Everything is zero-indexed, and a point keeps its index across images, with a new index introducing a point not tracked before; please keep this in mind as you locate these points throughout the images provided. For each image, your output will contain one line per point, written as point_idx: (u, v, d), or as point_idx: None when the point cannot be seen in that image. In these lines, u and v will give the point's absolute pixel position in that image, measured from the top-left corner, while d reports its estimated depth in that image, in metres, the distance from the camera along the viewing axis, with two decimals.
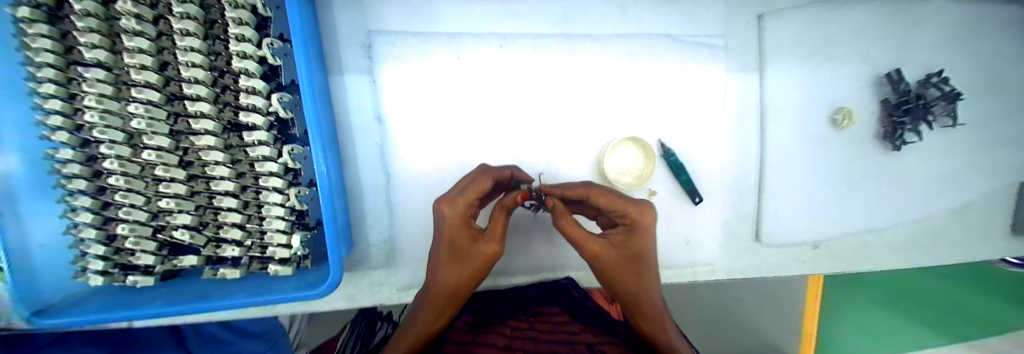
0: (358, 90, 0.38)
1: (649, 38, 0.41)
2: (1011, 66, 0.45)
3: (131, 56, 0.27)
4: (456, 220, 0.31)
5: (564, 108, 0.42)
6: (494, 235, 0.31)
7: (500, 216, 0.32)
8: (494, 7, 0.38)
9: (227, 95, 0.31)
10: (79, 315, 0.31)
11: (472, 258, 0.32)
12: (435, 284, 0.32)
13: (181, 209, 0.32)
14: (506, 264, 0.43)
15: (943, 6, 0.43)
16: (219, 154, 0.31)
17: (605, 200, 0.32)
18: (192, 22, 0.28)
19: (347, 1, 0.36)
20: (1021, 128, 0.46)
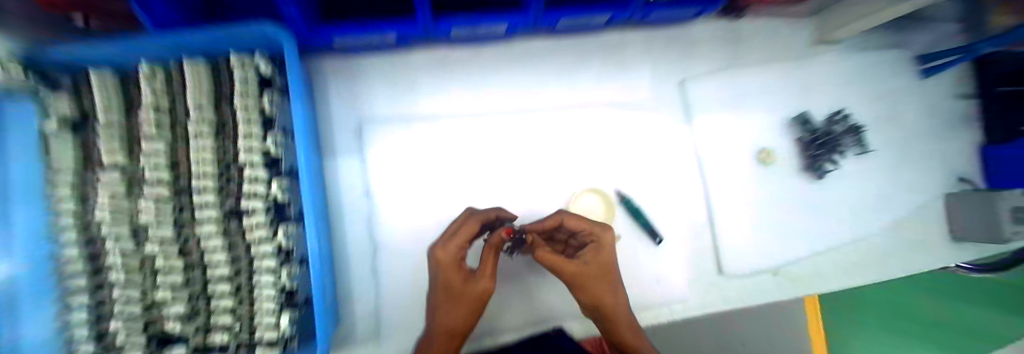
0: (349, 171, 0.45)
1: (593, 109, 0.49)
2: (890, 100, 0.56)
3: (151, 175, 0.35)
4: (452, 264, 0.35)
5: (529, 168, 0.48)
6: (484, 273, 0.35)
7: (489, 253, 0.36)
8: (460, 94, 0.48)
9: (231, 200, 0.38)
10: None
11: (464, 296, 0.35)
12: (435, 324, 0.36)
13: (177, 302, 0.35)
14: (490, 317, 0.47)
15: (828, 58, 0.54)
16: (222, 254, 0.36)
17: (574, 223, 0.38)
18: (208, 149, 0.36)
19: (341, 103, 0.46)
20: (915, 149, 0.56)
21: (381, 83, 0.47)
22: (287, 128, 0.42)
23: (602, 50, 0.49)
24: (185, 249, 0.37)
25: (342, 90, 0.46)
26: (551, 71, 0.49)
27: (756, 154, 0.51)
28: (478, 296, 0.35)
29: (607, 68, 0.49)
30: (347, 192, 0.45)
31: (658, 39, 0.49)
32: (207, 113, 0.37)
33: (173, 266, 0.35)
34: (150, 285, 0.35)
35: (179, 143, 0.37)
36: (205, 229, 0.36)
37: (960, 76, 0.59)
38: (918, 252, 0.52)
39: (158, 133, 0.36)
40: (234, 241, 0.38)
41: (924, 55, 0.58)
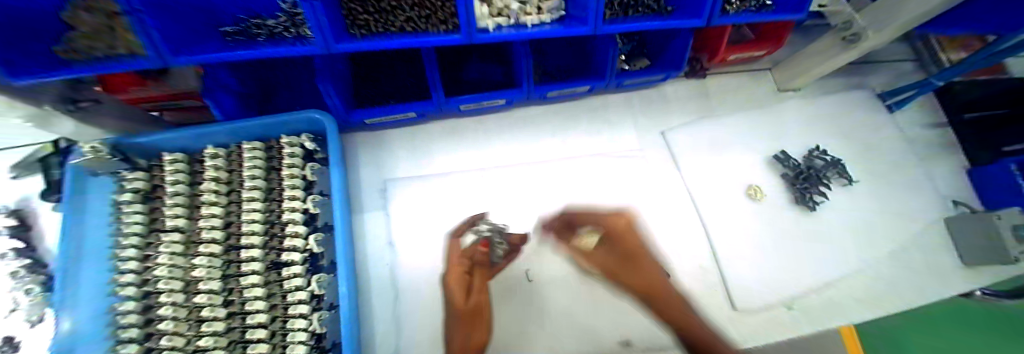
0: (374, 223, 0.51)
1: (589, 159, 0.56)
2: (862, 133, 0.61)
3: (207, 232, 0.44)
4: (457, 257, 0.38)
5: (537, 211, 0.52)
6: (478, 289, 0.37)
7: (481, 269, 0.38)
8: (471, 151, 0.56)
9: (273, 252, 0.45)
10: None
11: (471, 313, 0.36)
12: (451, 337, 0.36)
13: (217, 345, 0.41)
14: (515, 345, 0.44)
15: (787, 106, 0.63)
16: (261, 302, 0.42)
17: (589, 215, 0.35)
18: (256, 211, 0.45)
19: (369, 166, 0.54)
20: (903, 175, 0.58)
21: (403, 150, 0.55)
22: (324, 191, 0.49)
23: (589, 112, 0.58)
24: (229, 299, 0.44)
25: (368, 157, 0.54)
26: (547, 130, 0.57)
27: (744, 190, 0.55)
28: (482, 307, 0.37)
29: (596, 125, 0.58)
30: (371, 244, 0.49)
31: (635, 99, 0.60)
32: (257, 179, 0.46)
33: (216, 315, 0.42)
34: (193, 333, 0.43)
35: (233, 210, 0.47)
36: (249, 279, 0.42)
37: (927, 109, 0.65)
38: (930, 278, 0.51)
39: (216, 205, 0.46)
40: (273, 290, 0.44)
41: (883, 93, 0.64)
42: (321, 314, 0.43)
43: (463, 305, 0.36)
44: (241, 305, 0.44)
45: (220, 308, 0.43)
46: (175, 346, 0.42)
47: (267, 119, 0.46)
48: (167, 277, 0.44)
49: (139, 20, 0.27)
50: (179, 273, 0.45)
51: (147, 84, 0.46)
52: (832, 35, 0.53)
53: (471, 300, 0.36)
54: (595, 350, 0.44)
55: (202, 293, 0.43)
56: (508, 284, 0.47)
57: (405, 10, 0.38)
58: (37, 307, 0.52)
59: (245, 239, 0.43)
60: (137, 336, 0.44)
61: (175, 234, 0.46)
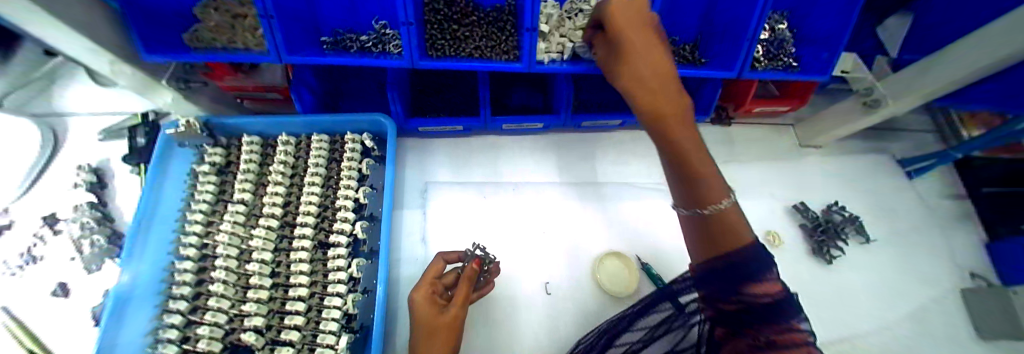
0: (412, 220, 0.55)
1: (615, 187, 0.60)
2: (882, 195, 0.64)
3: (269, 207, 0.50)
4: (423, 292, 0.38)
5: (562, 229, 0.56)
6: (456, 301, 0.38)
7: (462, 285, 0.39)
8: (508, 168, 0.61)
9: (322, 233, 0.50)
10: None
11: (439, 329, 0.35)
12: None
13: (258, 312, 0.44)
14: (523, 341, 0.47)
15: (808, 161, 0.66)
16: (304, 277, 0.46)
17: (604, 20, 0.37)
18: (314, 195, 0.51)
19: (414, 170, 0.59)
20: (924, 241, 0.59)
21: (446, 158, 0.61)
22: (374, 185, 0.55)
23: (618, 145, 0.63)
24: (276, 270, 0.48)
25: (413, 161, 0.60)
26: (577, 156, 0.62)
27: (762, 235, 0.57)
28: (451, 324, 0.36)
29: (623, 156, 0.63)
30: (407, 240, 0.54)
31: None
32: (320, 166, 0.53)
33: (263, 284, 0.46)
34: (238, 298, 0.47)
35: (293, 191, 0.53)
36: (299, 254, 0.47)
37: (945, 181, 0.67)
38: (950, 346, 0.50)
39: (280, 184, 0.52)
40: (316, 268, 0.48)
41: (903, 160, 0.67)
42: (355, 295, 0.46)
43: (434, 319, 0.36)
44: (285, 277, 0.48)
45: (267, 278, 0.47)
46: (219, 309, 0.45)
47: (337, 117, 0.53)
48: (226, 243, 0.49)
49: (269, 23, 0.35)
50: (236, 241, 0.50)
51: (238, 75, 0.53)
52: (855, 99, 0.57)
53: (447, 313, 0.36)
54: (591, 324, 0.48)
55: (254, 262, 0.47)
56: (527, 295, 0.50)
57: (475, 40, 0.43)
58: (97, 257, 0.52)
59: (302, 217, 0.49)
60: (188, 294, 0.47)
61: (241, 206, 0.51)
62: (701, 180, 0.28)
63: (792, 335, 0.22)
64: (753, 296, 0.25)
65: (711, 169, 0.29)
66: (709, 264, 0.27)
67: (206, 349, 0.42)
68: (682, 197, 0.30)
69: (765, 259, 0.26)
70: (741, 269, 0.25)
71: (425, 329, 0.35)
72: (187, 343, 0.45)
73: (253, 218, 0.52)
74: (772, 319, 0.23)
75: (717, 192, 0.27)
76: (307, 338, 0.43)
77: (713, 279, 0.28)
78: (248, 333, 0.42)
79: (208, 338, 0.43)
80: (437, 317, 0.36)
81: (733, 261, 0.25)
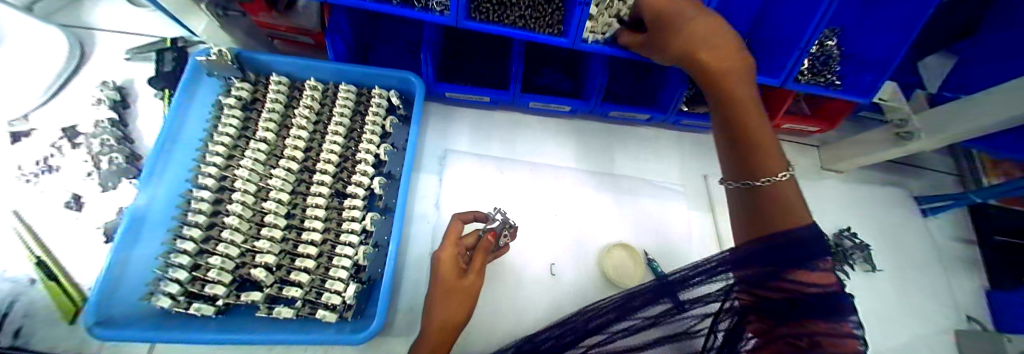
0: (427, 184, 0.56)
1: (631, 182, 0.60)
2: (892, 229, 0.64)
3: (291, 150, 0.50)
4: (445, 256, 0.40)
5: (573, 213, 0.56)
6: (475, 268, 0.40)
7: (480, 253, 0.41)
8: (527, 147, 0.61)
9: (340, 184, 0.50)
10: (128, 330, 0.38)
11: (460, 292, 0.38)
12: (429, 321, 0.36)
13: (270, 251, 0.45)
14: (521, 315, 0.48)
15: (826, 185, 0.66)
16: (319, 223, 0.46)
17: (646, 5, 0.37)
18: (336, 145, 0.51)
19: (436, 134, 0.59)
20: (927, 279, 0.60)
21: (468, 127, 0.61)
22: (395, 144, 0.56)
23: (639, 140, 0.63)
24: (291, 212, 0.49)
25: (435, 126, 0.60)
26: (598, 146, 0.62)
27: None
28: (471, 289, 0.39)
29: (643, 152, 0.62)
30: (421, 203, 0.54)
31: (687, 142, 0.64)
32: (344, 117, 0.52)
33: (277, 223, 0.47)
34: (252, 234, 0.48)
35: (315, 138, 0.53)
36: (316, 199, 0.47)
37: (956, 224, 0.67)
38: None
39: (304, 129, 0.52)
40: (331, 215, 0.49)
41: (920, 197, 0.67)
42: (366, 248, 0.47)
43: (456, 282, 0.38)
44: (300, 221, 0.48)
45: (282, 218, 0.47)
46: (232, 243, 0.46)
47: (369, 69, 0.53)
48: (245, 178, 0.49)
49: None
50: (254, 178, 0.50)
51: (272, 14, 0.52)
52: (887, 129, 0.56)
53: (466, 279, 0.39)
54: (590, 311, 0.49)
55: (272, 200, 0.48)
56: (533, 274, 0.51)
57: (519, 9, 0.43)
58: (115, 175, 0.53)
59: (322, 164, 0.49)
60: (203, 223, 0.48)
61: (263, 145, 0.51)
62: (760, 156, 0.34)
63: (839, 330, 0.23)
64: (802, 284, 0.26)
65: (767, 141, 0.35)
66: (755, 245, 0.30)
67: (216, 279, 0.43)
68: (739, 173, 0.36)
69: (817, 247, 0.28)
70: (793, 253, 0.27)
71: (449, 290, 0.37)
72: (197, 270, 0.45)
73: (273, 158, 0.52)
74: (820, 315, 0.24)
75: (775, 167, 0.33)
76: (316, 282, 0.44)
77: (758, 263, 0.29)
78: (259, 269, 0.43)
79: (219, 268, 0.44)
80: (459, 282, 0.38)
81: (787, 242, 0.28)
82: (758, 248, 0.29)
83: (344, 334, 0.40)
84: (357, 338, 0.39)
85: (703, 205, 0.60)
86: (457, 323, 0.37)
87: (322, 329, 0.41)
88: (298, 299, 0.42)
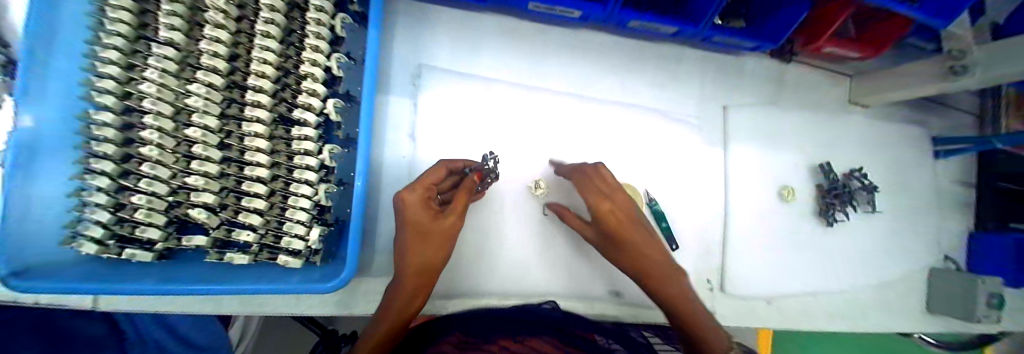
0: (398, 108, 0.46)
1: (643, 112, 0.52)
2: (903, 172, 0.61)
3: (208, 58, 0.36)
4: (414, 198, 0.33)
5: (567, 147, 0.50)
6: (456, 209, 0.35)
7: (462, 193, 0.36)
8: (524, 66, 0.50)
9: (282, 106, 0.40)
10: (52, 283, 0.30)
11: (435, 234, 0.34)
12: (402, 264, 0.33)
13: (207, 189, 0.36)
14: (509, 254, 0.48)
15: (850, 122, 0.60)
16: (264, 157, 0.36)
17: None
18: (270, 53, 0.37)
19: (406, 43, 0.47)
20: (918, 222, 0.60)
21: (448, 37, 0.48)
22: (352, 55, 0.44)
23: (659, 60, 0.53)
24: (225, 142, 0.38)
25: (408, 35, 0.47)
26: (608, 68, 0.52)
27: (776, 189, 0.55)
28: (446, 230, 0.34)
29: (661, 76, 0.53)
30: (392, 134, 0.46)
31: (711, 63, 0.55)
32: (276, 12, 0.37)
33: (210, 156, 0.36)
34: (182, 168, 0.38)
35: (243, 43, 0.39)
36: (253, 128, 0.36)
37: (960, 166, 0.64)
38: (892, 312, 0.57)
39: (222, 28, 0.37)
40: (276, 147, 0.39)
41: (939, 138, 0.63)
42: (328, 187, 0.39)
43: (432, 225, 0.34)
44: (240, 153, 0.39)
45: (215, 150, 0.36)
46: (155, 180, 0.36)
47: None
48: (152, 96, 0.35)
49: None
50: (167, 98, 0.36)
51: None
52: (939, 61, 0.48)
53: (444, 221, 0.34)
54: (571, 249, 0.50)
55: (194, 126, 0.36)
56: (519, 209, 0.49)
57: None
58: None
59: (253, 79, 0.36)
60: (114, 154, 0.36)
61: (172, 51, 0.37)
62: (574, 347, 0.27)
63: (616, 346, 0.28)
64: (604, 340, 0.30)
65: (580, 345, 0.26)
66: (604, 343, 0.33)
67: (145, 221, 0.35)
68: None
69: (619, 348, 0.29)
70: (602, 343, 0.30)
71: (421, 232, 0.33)
72: (123, 211, 0.37)
73: (191, 70, 0.39)
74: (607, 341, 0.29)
75: None
76: (272, 223, 0.38)
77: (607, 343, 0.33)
78: (196, 210, 0.35)
79: (146, 209, 0.35)
80: (430, 224, 0.34)
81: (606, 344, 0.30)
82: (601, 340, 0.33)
83: (311, 282, 0.35)
84: (324, 288, 0.33)
85: (717, 141, 0.55)
86: (431, 264, 0.34)
87: (284, 281, 0.35)
88: (252, 243, 0.37)
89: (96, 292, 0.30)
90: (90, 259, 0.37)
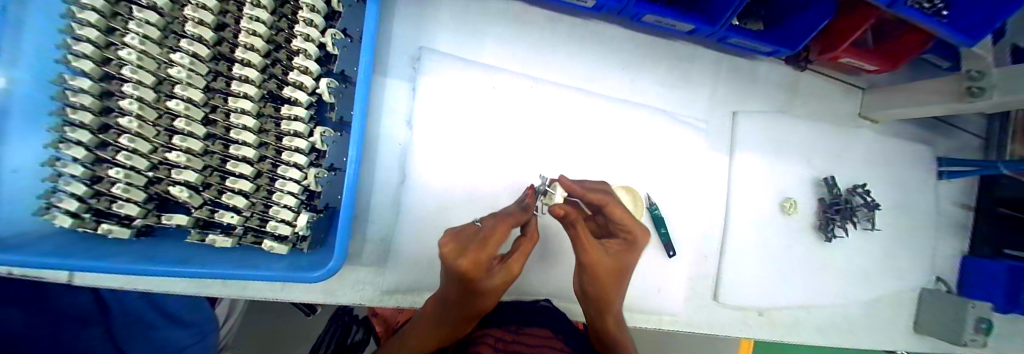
0: (395, 92, 0.44)
1: (650, 114, 0.51)
2: (904, 190, 0.61)
3: (193, 26, 0.33)
4: (474, 265, 0.24)
5: (567, 144, 0.49)
6: (511, 268, 0.28)
7: (526, 244, 0.30)
8: (530, 57, 0.48)
9: (272, 82, 0.37)
10: (14, 253, 0.28)
11: (483, 291, 0.27)
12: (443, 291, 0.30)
13: (189, 166, 0.34)
14: None
15: (858, 137, 0.59)
16: (249, 136, 0.34)
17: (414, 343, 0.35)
18: (260, 24, 0.34)
19: (407, 22, 0.44)
20: (913, 242, 0.60)
21: (452, 19, 0.45)
22: (348, 32, 0.41)
23: (670, 60, 0.51)
24: (210, 118, 0.36)
25: (409, 15, 0.44)
26: (616, 64, 0.50)
27: (779, 201, 0.54)
28: (500, 286, 0.28)
29: (672, 76, 0.52)
30: (388, 119, 0.44)
31: (725, 66, 0.53)
32: None
33: (193, 132, 0.34)
34: (163, 143, 0.35)
35: (230, 12, 0.36)
36: (240, 103, 0.34)
37: (962, 188, 0.64)
38: (880, 330, 0.57)
39: None
40: (264, 126, 0.37)
41: (944, 159, 0.62)
42: (319, 171, 0.37)
43: (483, 284, 0.27)
44: (224, 130, 0.36)
45: (199, 126, 0.34)
46: (134, 154, 0.34)
47: None
48: (133, 64, 0.33)
49: None
50: (148, 67, 0.34)
51: None
52: (954, 81, 0.46)
53: (494, 281, 0.27)
54: (562, 251, 0.49)
55: (176, 99, 0.33)
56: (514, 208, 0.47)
57: None
58: None
59: (241, 52, 0.33)
60: (91, 124, 0.33)
61: (154, 17, 0.33)
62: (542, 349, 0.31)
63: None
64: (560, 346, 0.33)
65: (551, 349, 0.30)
66: (558, 338, 0.36)
67: (124, 196, 0.33)
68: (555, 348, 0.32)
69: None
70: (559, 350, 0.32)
71: (474, 290, 0.27)
72: (100, 185, 0.35)
73: (174, 38, 0.35)
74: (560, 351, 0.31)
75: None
76: (258, 207, 0.36)
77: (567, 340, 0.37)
78: (177, 187, 0.33)
79: (124, 184, 0.33)
80: (482, 281, 0.26)
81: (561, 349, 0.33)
82: (555, 338, 0.36)
83: (291, 271, 0.33)
84: (311, 277, 0.32)
85: (723, 148, 0.53)
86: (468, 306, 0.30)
87: (270, 266, 0.33)
88: (235, 225, 0.35)
89: (85, 267, 0.29)
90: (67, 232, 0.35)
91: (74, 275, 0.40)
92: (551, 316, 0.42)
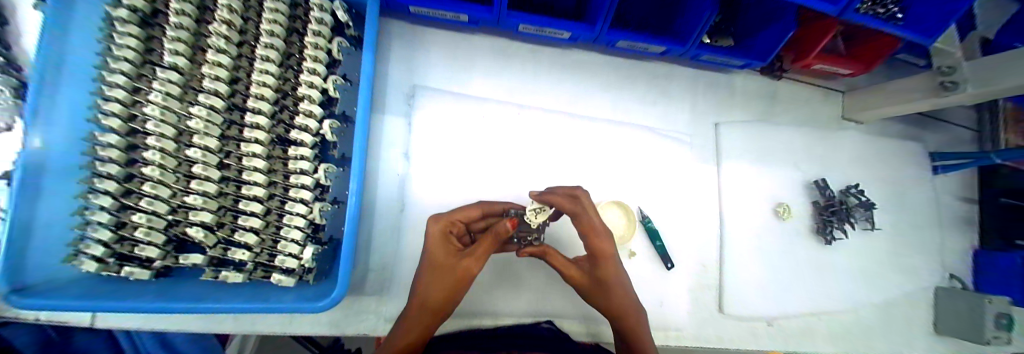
0: (393, 127, 0.47)
1: (635, 129, 0.53)
2: (901, 188, 0.61)
3: (210, 82, 0.37)
4: (437, 229, 0.34)
5: (557, 163, 0.51)
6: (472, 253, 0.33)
7: (485, 240, 0.33)
8: (517, 86, 0.51)
9: (280, 127, 0.40)
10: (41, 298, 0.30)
11: (446, 268, 0.33)
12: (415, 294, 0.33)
13: (204, 207, 0.37)
14: (495, 283, 0.48)
15: (845, 138, 0.60)
16: (259, 176, 0.37)
17: None
18: (269, 76, 0.38)
19: (400, 62, 0.48)
20: (918, 239, 0.60)
21: (442, 57, 0.49)
22: (348, 77, 0.45)
23: (649, 78, 0.54)
24: (224, 162, 0.39)
25: (402, 55, 0.48)
26: (598, 84, 0.53)
27: (772, 206, 0.55)
28: (465, 273, 0.33)
29: (653, 93, 0.54)
30: (386, 152, 0.47)
31: (703, 79, 0.56)
32: (277, 38, 0.39)
33: (209, 176, 0.37)
34: (181, 188, 0.38)
35: (243, 67, 0.40)
36: (251, 148, 0.37)
37: (960, 181, 0.64)
38: (898, 335, 0.55)
39: (223, 53, 0.38)
40: (274, 167, 0.40)
41: (936, 154, 0.63)
42: (323, 205, 0.40)
43: (446, 260, 0.33)
44: (237, 172, 0.39)
45: (214, 170, 0.37)
46: (156, 199, 0.37)
47: None
48: (157, 118, 0.37)
49: None
50: (170, 120, 0.37)
51: None
52: (926, 77, 0.48)
53: (458, 261, 0.33)
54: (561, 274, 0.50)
55: (195, 147, 0.37)
56: None
57: None
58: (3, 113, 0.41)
59: (252, 101, 0.37)
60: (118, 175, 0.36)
61: (176, 76, 0.38)
62: None
63: None
64: None
65: None
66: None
67: (145, 239, 0.36)
68: None
69: None
70: None
71: (437, 268, 0.33)
72: (123, 230, 0.37)
73: (192, 93, 0.39)
74: None
75: None
76: (267, 242, 0.38)
77: None
78: (194, 228, 0.36)
79: (146, 227, 0.36)
80: (446, 256, 0.33)
81: None
82: None
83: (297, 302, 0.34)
84: (316, 306, 0.34)
85: (709, 157, 0.55)
86: (435, 302, 0.32)
87: (279, 299, 0.35)
88: (246, 261, 0.37)
89: (100, 307, 0.31)
90: (92, 278, 0.37)
91: (95, 320, 0.42)
92: (555, 338, 0.42)
